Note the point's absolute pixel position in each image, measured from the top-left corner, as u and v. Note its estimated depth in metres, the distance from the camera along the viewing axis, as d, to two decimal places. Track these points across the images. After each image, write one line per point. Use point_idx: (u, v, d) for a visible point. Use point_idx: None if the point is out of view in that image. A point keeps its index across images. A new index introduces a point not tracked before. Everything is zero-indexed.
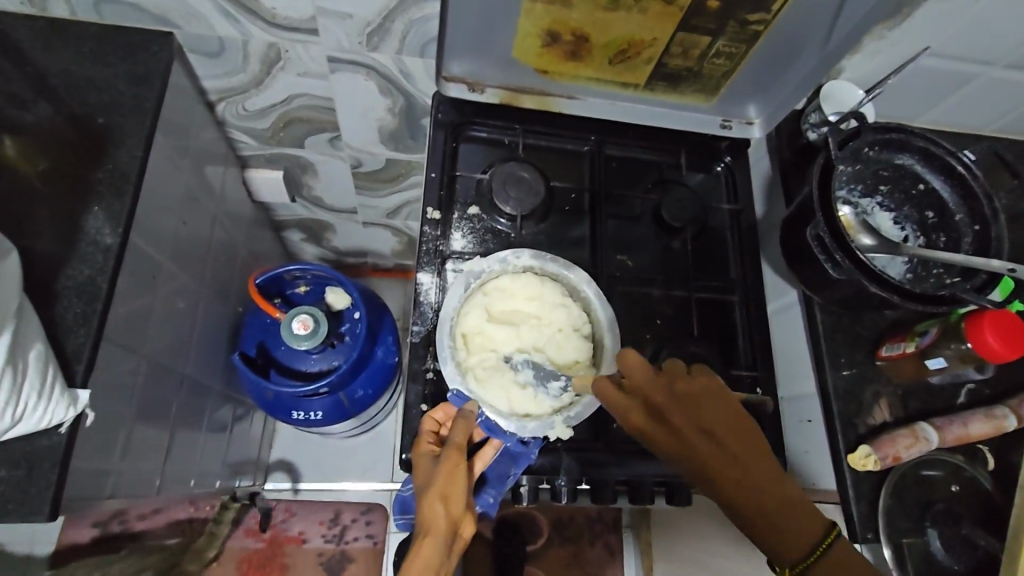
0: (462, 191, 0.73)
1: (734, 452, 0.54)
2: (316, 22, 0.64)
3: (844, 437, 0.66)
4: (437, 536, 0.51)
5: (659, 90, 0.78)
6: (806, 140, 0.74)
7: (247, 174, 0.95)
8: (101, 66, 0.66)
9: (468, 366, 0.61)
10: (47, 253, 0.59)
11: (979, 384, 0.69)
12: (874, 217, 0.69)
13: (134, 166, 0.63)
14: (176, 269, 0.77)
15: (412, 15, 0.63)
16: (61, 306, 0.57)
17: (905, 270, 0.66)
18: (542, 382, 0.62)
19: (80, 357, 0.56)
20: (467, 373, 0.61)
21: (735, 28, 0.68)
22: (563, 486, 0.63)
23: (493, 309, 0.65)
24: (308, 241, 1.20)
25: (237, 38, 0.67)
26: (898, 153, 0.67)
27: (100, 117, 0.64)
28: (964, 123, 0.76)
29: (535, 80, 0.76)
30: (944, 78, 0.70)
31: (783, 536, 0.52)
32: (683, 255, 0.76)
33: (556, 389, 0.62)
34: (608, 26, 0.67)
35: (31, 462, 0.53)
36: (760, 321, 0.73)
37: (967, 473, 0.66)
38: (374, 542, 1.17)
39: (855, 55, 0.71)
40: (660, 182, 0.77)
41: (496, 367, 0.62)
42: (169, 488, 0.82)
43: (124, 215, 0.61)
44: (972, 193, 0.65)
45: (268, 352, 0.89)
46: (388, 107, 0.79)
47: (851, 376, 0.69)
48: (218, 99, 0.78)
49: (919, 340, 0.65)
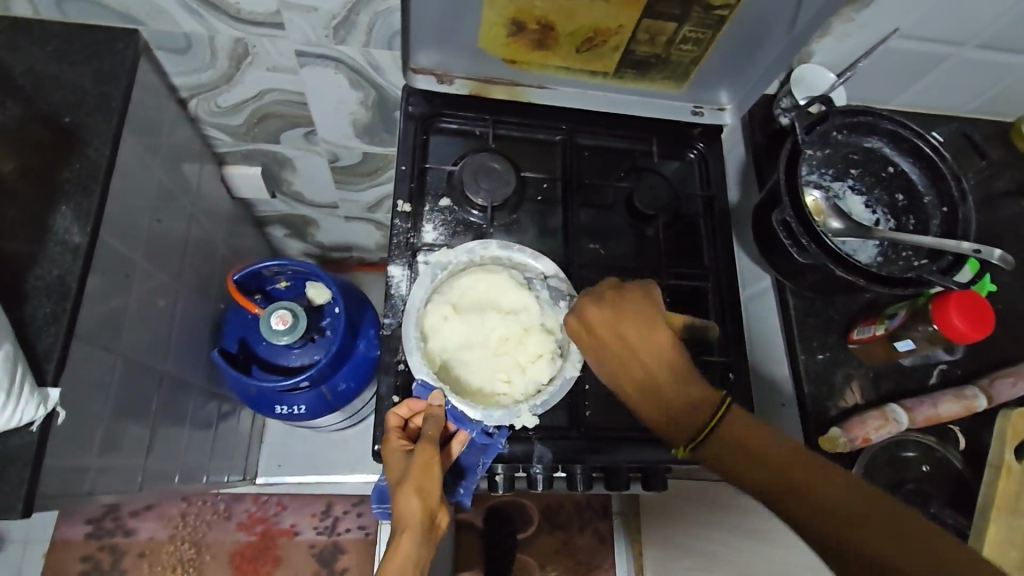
0: (433, 182, 0.73)
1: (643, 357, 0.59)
2: (281, 16, 0.63)
3: (816, 420, 0.67)
4: (416, 528, 0.52)
5: (630, 77, 0.78)
6: (778, 125, 0.75)
7: (224, 171, 0.95)
8: (67, 65, 0.66)
9: (437, 333, 0.63)
10: (17, 253, 0.59)
11: (950, 364, 0.69)
12: (846, 200, 0.69)
13: (103, 164, 0.63)
14: (152, 267, 0.77)
15: (376, 7, 0.63)
16: (31, 306, 0.58)
17: (875, 253, 0.66)
18: (505, 375, 0.63)
19: (51, 356, 0.56)
20: (432, 338, 0.63)
21: (700, 14, 0.68)
22: (539, 473, 0.63)
23: (477, 291, 0.66)
24: (292, 236, 1.20)
25: (203, 34, 0.67)
26: (867, 136, 0.67)
27: (66, 116, 0.64)
28: (936, 105, 0.76)
29: (504, 70, 0.76)
30: (914, 60, 0.70)
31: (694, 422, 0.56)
32: (657, 242, 0.76)
33: (525, 385, 0.63)
34: (573, 15, 0.67)
35: (5, 461, 0.53)
36: (733, 306, 0.74)
37: (939, 453, 0.66)
38: (366, 533, 1.18)
39: (826, 37, 0.70)
40: (634, 170, 0.77)
41: (466, 344, 0.64)
42: (153, 482, 0.83)
43: (92, 214, 0.61)
44: (940, 175, 0.65)
45: (250, 348, 0.90)
46: (361, 100, 0.78)
47: (823, 360, 0.69)
48: (189, 96, 0.78)
49: (889, 323, 0.66)
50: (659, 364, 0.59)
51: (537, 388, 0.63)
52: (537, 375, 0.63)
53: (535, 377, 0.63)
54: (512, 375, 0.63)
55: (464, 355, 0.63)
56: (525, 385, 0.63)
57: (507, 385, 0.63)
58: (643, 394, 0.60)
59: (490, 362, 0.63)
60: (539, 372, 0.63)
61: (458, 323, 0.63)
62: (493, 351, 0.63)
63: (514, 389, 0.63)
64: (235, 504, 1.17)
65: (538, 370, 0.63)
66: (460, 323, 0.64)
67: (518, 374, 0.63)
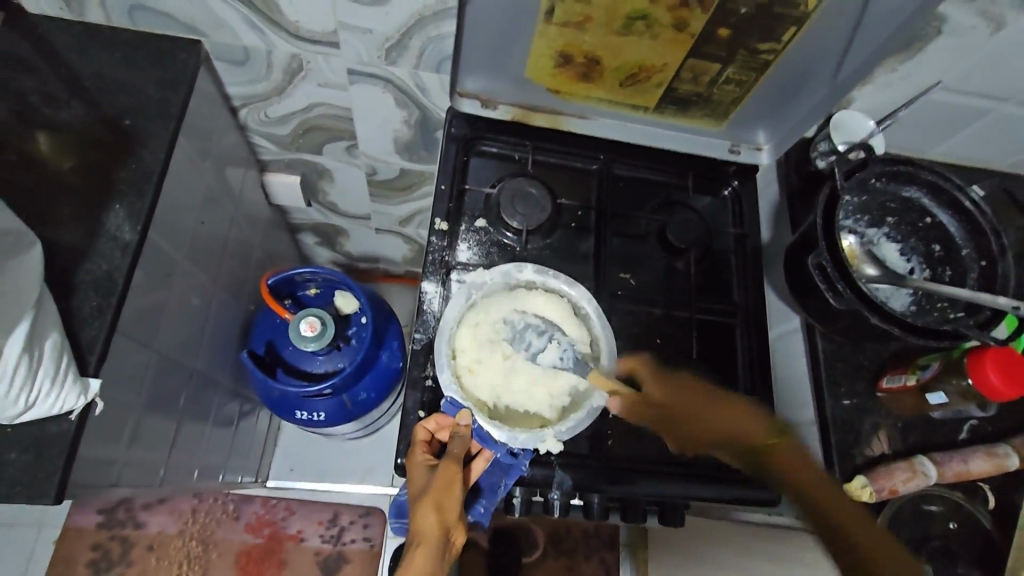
0: (470, 204, 0.74)
1: (701, 410, 0.64)
2: (337, 36, 0.66)
3: (841, 466, 0.66)
4: (432, 543, 0.54)
5: (669, 113, 0.79)
6: (815, 167, 0.75)
7: (265, 178, 0.98)
8: (133, 71, 0.69)
9: (469, 321, 0.65)
10: (69, 247, 0.61)
11: (982, 421, 0.68)
12: (881, 247, 0.69)
13: (157, 167, 0.66)
14: (192, 267, 0.79)
15: (430, 33, 0.65)
16: (79, 298, 0.60)
17: (909, 302, 0.66)
18: (514, 393, 0.63)
19: (93, 348, 0.58)
20: (466, 321, 0.65)
21: (744, 57, 0.70)
22: (556, 499, 0.64)
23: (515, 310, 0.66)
24: (322, 244, 1.22)
25: (261, 47, 0.69)
26: (906, 186, 0.67)
27: (127, 119, 0.67)
28: (976, 158, 0.76)
29: (547, 99, 0.78)
30: (957, 113, 0.70)
31: (728, 430, 0.62)
32: (687, 277, 0.76)
33: (512, 347, 0.65)
34: (620, 51, 0.69)
35: (40, 447, 0.55)
36: (761, 345, 0.73)
37: (966, 510, 0.65)
38: (371, 545, 1.17)
39: (866, 86, 0.70)
40: (667, 204, 0.78)
41: (490, 350, 0.64)
42: (173, 478, 0.84)
43: (144, 213, 0.64)
44: (980, 229, 0.64)
45: (276, 351, 0.91)
46: (404, 119, 0.81)
47: (851, 406, 0.69)
48: (241, 105, 0.81)
49: (920, 374, 0.66)
50: (712, 421, 0.63)
51: (507, 370, 0.63)
52: (523, 380, 0.63)
53: (537, 340, 0.65)
54: (536, 327, 0.66)
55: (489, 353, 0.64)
56: (510, 338, 0.65)
57: (471, 372, 0.63)
58: (677, 436, 0.67)
59: (505, 378, 0.63)
60: (545, 415, 0.63)
61: (491, 324, 0.65)
62: (516, 339, 0.65)
63: (492, 334, 0.65)
64: (245, 505, 1.18)
65: (550, 357, 0.65)
66: (493, 325, 0.65)
67: (533, 336, 0.66)
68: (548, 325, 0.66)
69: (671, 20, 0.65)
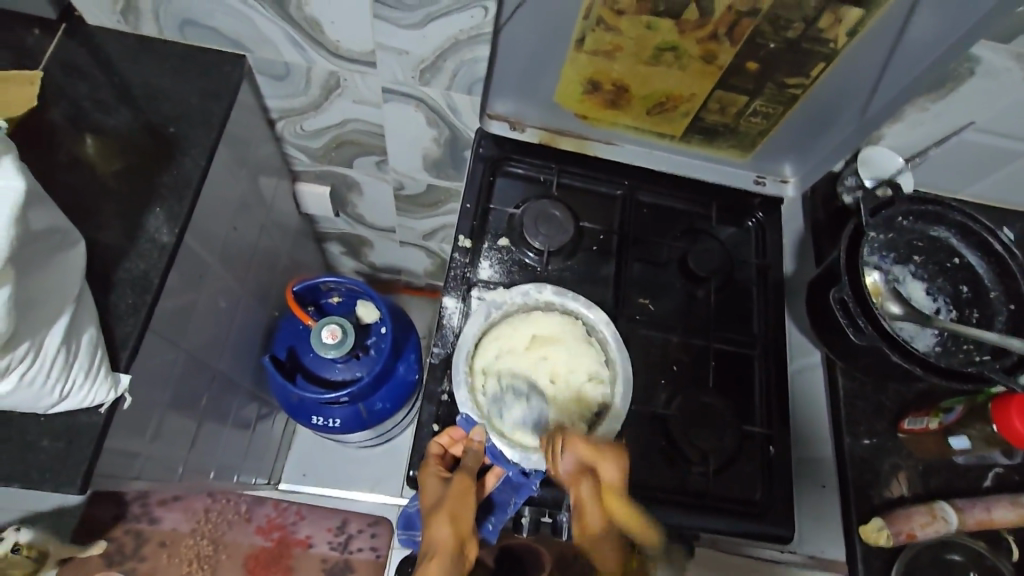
0: (494, 223, 0.75)
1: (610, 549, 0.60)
2: (375, 56, 0.68)
3: (858, 506, 0.64)
4: (446, 555, 0.57)
5: (694, 142, 0.80)
6: (841, 203, 0.74)
7: (297, 188, 1.01)
8: (181, 82, 0.73)
9: (487, 340, 0.66)
10: (109, 245, 0.64)
11: (1007, 469, 0.66)
12: (907, 285, 0.67)
13: (196, 173, 0.69)
14: (222, 270, 0.82)
15: (463, 56, 0.67)
16: (116, 295, 0.63)
17: (934, 343, 0.64)
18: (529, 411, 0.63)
19: (126, 344, 0.61)
20: (485, 339, 0.66)
21: (773, 90, 0.71)
22: (565, 521, 0.63)
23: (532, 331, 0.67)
24: (347, 254, 1.25)
25: (302, 64, 0.72)
26: (934, 225, 0.66)
27: (171, 126, 0.71)
28: (1008, 201, 0.74)
29: (574, 123, 0.79)
30: (988, 155, 0.69)
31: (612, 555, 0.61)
32: (707, 305, 0.76)
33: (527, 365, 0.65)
34: (647, 81, 0.71)
35: (72, 436, 0.58)
36: (779, 379, 0.73)
37: (988, 561, 0.63)
38: (377, 556, 1.17)
39: (895, 124, 0.70)
40: (689, 232, 0.78)
41: (505, 368, 0.65)
42: (190, 476, 0.86)
43: (182, 217, 0.67)
44: (1009, 272, 0.64)
45: (297, 357, 0.93)
46: (434, 138, 0.83)
47: (871, 446, 0.67)
48: (279, 118, 0.84)
49: (944, 417, 0.65)
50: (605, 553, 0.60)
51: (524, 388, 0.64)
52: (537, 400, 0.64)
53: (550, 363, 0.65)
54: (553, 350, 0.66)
55: (505, 369, 0.65)
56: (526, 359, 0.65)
57: (489, 390, 0.64)
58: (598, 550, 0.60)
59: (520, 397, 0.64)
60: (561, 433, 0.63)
61: (506, 344, 0.66)
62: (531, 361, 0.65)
63: (508, 351, 0.66)
64: (258, 507, 1.18)
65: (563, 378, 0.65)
66: (507, 345, 0.66)
67: (549, 351, 0.66)
68: (564, 339, 0.66)
69: (699, 52, 0.66)
